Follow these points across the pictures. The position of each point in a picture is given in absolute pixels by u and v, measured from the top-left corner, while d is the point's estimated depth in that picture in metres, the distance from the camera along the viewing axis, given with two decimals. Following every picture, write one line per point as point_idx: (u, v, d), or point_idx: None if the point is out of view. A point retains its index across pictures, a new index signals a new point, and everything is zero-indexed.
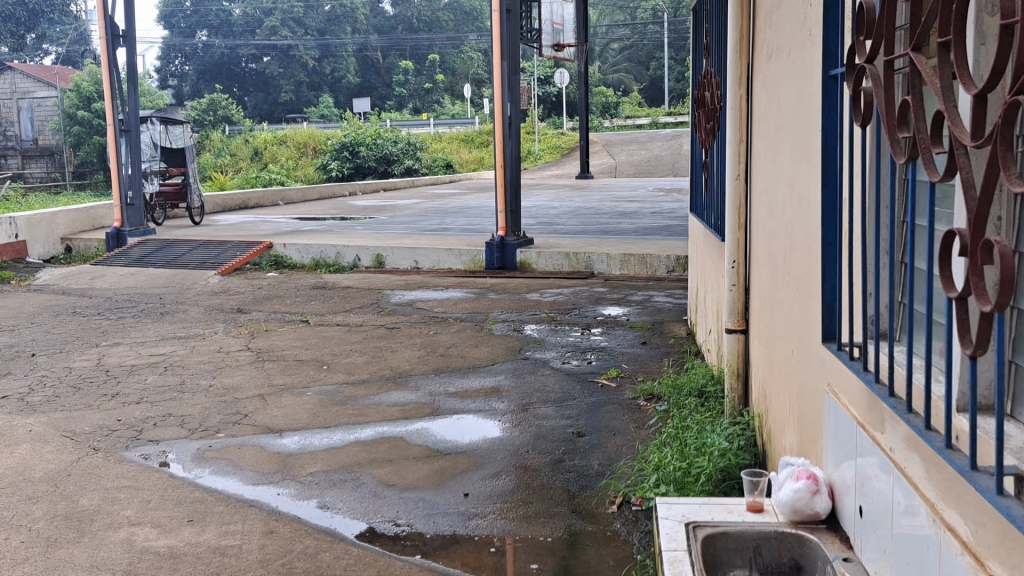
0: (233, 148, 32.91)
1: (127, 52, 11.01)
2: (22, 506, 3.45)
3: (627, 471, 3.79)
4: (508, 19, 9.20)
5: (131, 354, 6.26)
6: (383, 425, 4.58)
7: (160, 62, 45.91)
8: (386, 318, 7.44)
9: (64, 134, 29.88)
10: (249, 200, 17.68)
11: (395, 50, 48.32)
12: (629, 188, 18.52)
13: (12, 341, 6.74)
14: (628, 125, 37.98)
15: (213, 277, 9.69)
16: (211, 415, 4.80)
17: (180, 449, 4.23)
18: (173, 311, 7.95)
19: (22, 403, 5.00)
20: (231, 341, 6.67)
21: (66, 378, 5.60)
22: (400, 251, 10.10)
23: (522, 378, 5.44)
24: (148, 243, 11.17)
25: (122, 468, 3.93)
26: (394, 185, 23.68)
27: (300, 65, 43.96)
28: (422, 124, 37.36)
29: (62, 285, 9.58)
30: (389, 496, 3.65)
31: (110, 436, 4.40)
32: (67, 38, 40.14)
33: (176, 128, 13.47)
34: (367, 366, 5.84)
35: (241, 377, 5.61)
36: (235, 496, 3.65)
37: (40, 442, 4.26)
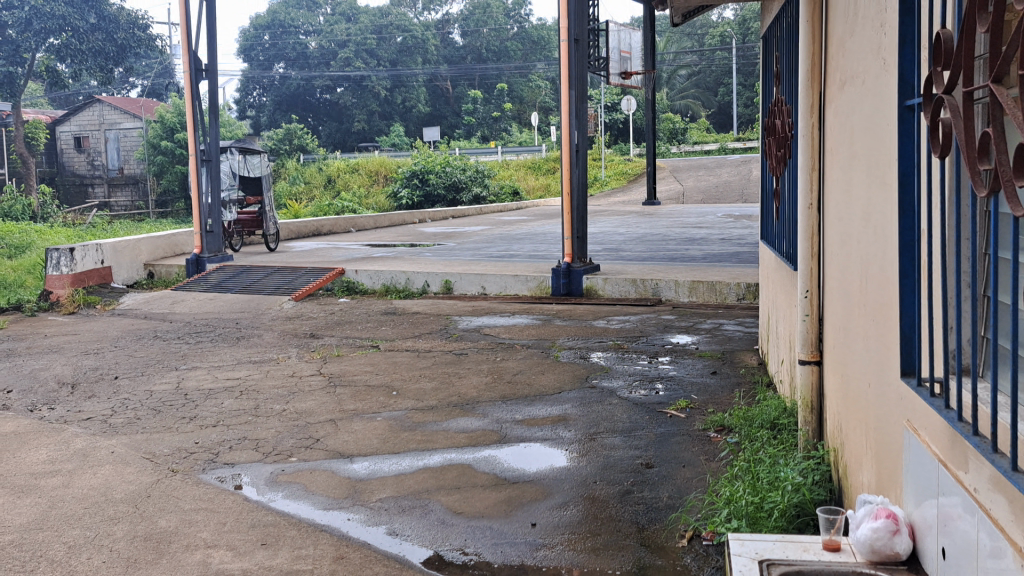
0: (307, 176, 33.69)
1: (209, 84, 11.36)
2: (104, 526, 3.56)
3: (698, 504, 3.74)
4: (576, 49, 9.35)
5: (209, 378, 6.41)
6: (451, 451, 4.61)
7: (240, 94, 47.45)
8: (454, 344, 7.49)
9: (149, 163, 30.86)
10: (323, 227, 18.03)
11: (465, 80, 48.82)
12: (697, 214, 18.39)
13: (98, 364, 6.98)
14: (697, 151, 37.74)
15: (287, 302, 9.91)
16: (284, 439, 4.90)
17: (254, 472, 4.33)
18: (249, 337, 8.13)
19: (106, 425, 5.18)
20: (304, 365, 6.79)
21: (147, 401, 5.77)
22: (468, 277, 10.18)
23: (589, 407, 5.41)
24: (226, 268, 11.47)
25: (199, 490, 4.03)
26: (462, 212, 23.91)
27: (373, 95, 44.88)
28: (490, 152, 37.63)
29: (144, 310, 9.90)
30: (457, 524, 3.66)
31: (188, 458, 4.52)
32: (152, 72, 41.86)
33: (254, 158, 13.69)
34: (436, 392, 5.89)
35: (314, 402, 5.71)
36: (306, 521, 3.71)
37: (121, 464, 4.39)
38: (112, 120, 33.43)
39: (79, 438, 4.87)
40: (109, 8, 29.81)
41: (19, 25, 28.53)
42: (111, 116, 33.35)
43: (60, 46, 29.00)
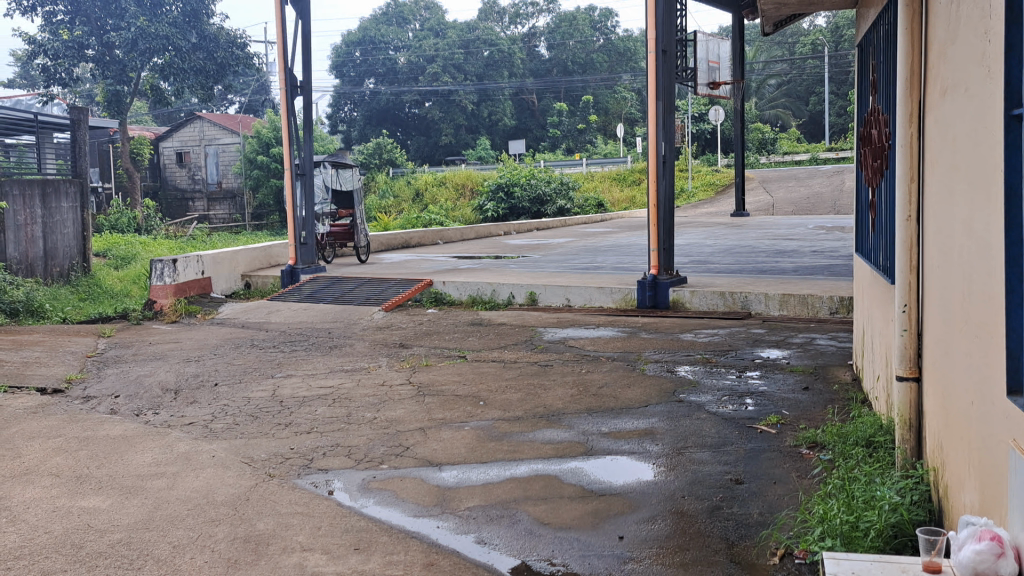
0: (396, 190, 34.22)
1: (304, 100, 11.72)
2: (206, 527, 3.71)
3: (790, 522, 3.67)
4: (664, 60, 9.32)
5: (303, 386, 6.59)
6: (538, 462, 4.64)
7: (331, 109, 48.75)
8: (539, 356, 7.53)
9: (246, 177, 31.92)
10: (411, 239, 18.33)
11: (550, 93, 49.05)
12: (787, 226, 18.01)
13: (199, 371, 7.25)
14: (787, 162, 37.04)
15: (377, 313, 10.12)
16: (375, 446, 5.01)
17: (347, 479, 4.43)
18: (340, 346, 8.33)
19: (207, 430, 5.38)
20: (393, 375, 6.92)
21: (245, 407, 5.97)
22: (553, 289, 10.20)
23: (677, 421, 5.37)
24: (319, 279, 11.77)
25: (294, 495, 4.15)
26: (547, 224, 23.98)
27: (460, 109, 45.43)
28: (575, 164, 37.59)
29: (241, 319, 10.25)
30: (545, 534, 3.68)
31: (284, 463, 4.67)
32: (249, 90, 43.36)
33: (346, 172, 13.96)
34: (522, 403, 5.92)
35: (403, 410, 5.81)
36: (397, 527, 3.78)
37: (222, 467, 4.56)
38: (212, 136, 34.58)
39: (182, 442, 5.07)
40: (209, 27, 30.88)
41: (125, 44, 29.27)
42: (210, 132, 34.55)
43: (163, 66, 29.89)
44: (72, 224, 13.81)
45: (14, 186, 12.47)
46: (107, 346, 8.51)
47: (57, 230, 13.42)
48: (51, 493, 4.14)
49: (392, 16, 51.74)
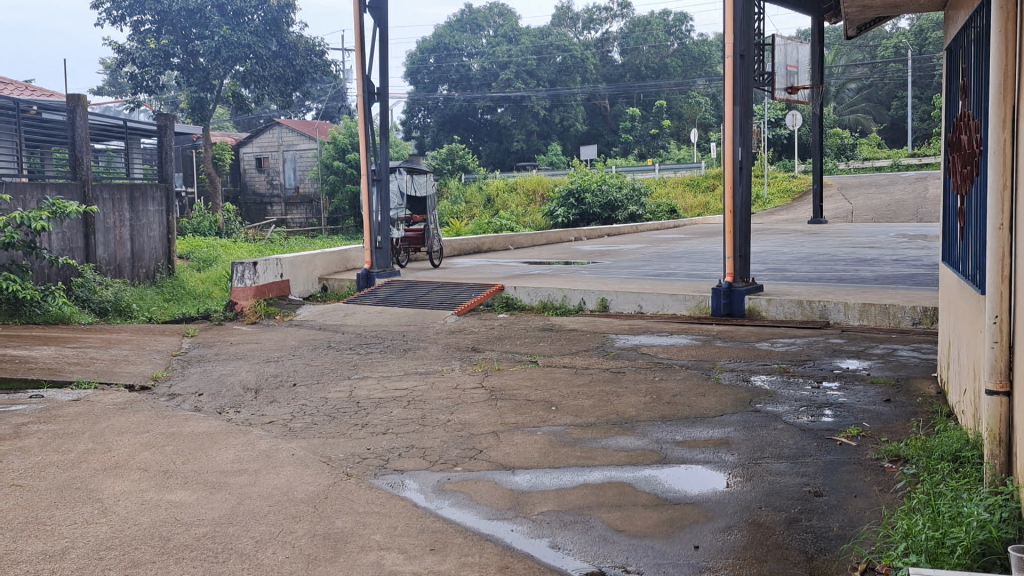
0: (468, 196, 34.37)
1: (381, 107, 11.91)
2: (287, 523, 3.79)
3: (872, 537, 3.58)
4: (742, 65, 9.20)
5: (378, 388, 6.69)
6: (612, 469, 4.63)
7: (406, 115, 49.64)
8: (612, 362, 7.50)
9: (322, 183, 32.55)
10: (483, 244, 18.45)
11: (623, 98, 47.93)
12: (867, 234, 17.57)
13: (278, 371, 7.42)
14: (866, 168, 36.22)
15: (450, 316, 10.22)
16: (449, 448, 5.05)
17: (422, 480, 4.49)
18: (414, 349, 8.43)
19: (286, 429, 5.50)
20: (467, 378, 6.98)
21: (323, 407, 6.08)
22: (625, 295, 10.15)
23: (753, 431, 5.29)
24: (393, 283, 11.93)
25: (372, 495, 4.22)
26: (618, 230, 23.90)
27: (532, 115, 45.54)
28: (647, 169, 37.28)
29: (318, 321, 10.45)
30: (619, 541, 3.66)
31: (361, 463, 4.74)
32: (326, 96, 44.25)
33: (421, 177, 14.29)
34: (595, 409, 5.90)
35: (477, 414, 5.85)
36: (472, 529, 3.81)
37: (301, 466, 4.66)
38: (290, 142, 35.30)
39: (262, 440, 5.19)
40: (289, 35, 31.53)
41: (208, 53, 30.02)
42: (288, 138, 35.26)
43: (245, 73, 30.83)
44: (157, 227, 14.29)
45: (104, 189, 12.86)
46: (191, 346, 8.76)
47: (144, 232, 13.90)
48: (139, 487, 4.28)
49: (466, 23, 52.22)
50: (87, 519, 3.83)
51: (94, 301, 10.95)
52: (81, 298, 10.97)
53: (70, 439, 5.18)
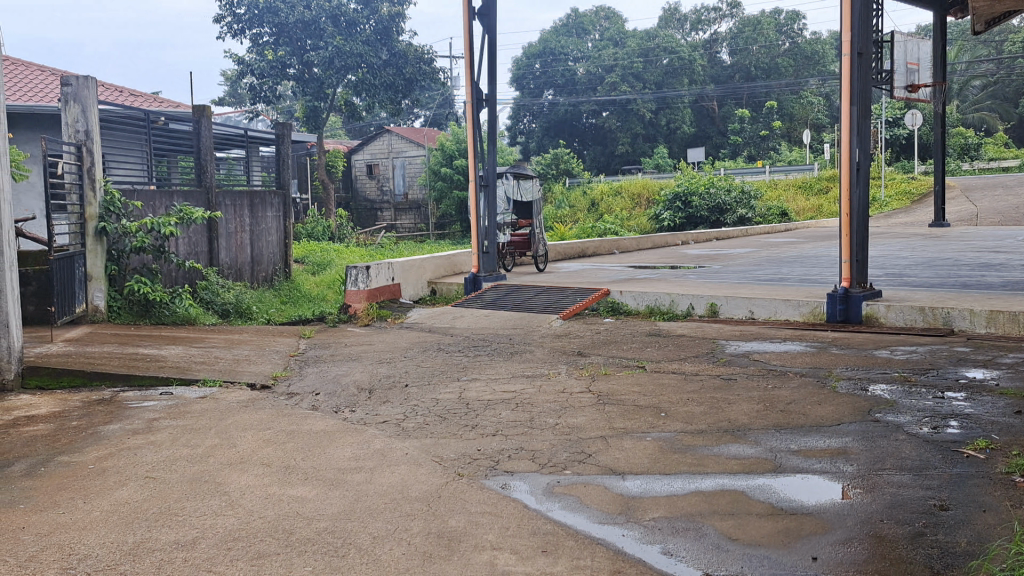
0: (572, 200, 34.36)
1: (489, 113, 12.03)
2: (402, 521, 3.88)
3: (1004, 553, 3.40)
4: (860, 63, 8.92)
5: (487, 390, 6.77)
6: (724, 477, 4.55)
7: (511, 121, 50.04)
8: (722, 368, 7.39)
9: (430, 188, 33.14)
10: (588, 248, 18.43)
11: (732, 99, 47.23)
12: (996, 238, 16.74)
13: (390, 372, 7.61)
14: (992, 168, 34.59)
15: (556, 320, 10.25)
16: (559, 451, 5.07)
17: (533, 482, 4.52)
18: (521, 352, 8.49)
19: (399, 428, 5.64)
20: (574, 382, 6.98)
21: (434, 408, 6.20)
22: (735, 301, 9.96)
23: (872, 442, 5.11)
24: (500, 287, 12.03)
25: (483, 495, 4.27)
26: (727, 233, 23.47)
27: (638, 118, 45.06)
28: (756, 171, 36.45)
29: (428, 324, 10.65)
30: (733, 550, 3.61)
31: (472, 463, 4.81)
32: (434, 104, 45.07)
33: (526, 183, 14.30)
34: (705, 416, 5.82)
35: (585, 418, 5.85)
36: (583, 532, 3.82)
37: (415, 465, 4.76)
38: (399, 149, 36.06)
39: (377, 439, 5.32)
40: (398, 44, 32.21)
41: (322, 63, 30.95)
42: (398, 145, 36.05)
43: (357, 82, 31.61)
44: (275, 232, 14.85)
45: (227, 197, 13.40)
46: (308, 347, 9.05)
47: (263, 237, 14.47)
48: (263, 481, 4.46)
49: (572, 27, 52.23)
50: (216, 510, 4.01)
51: (217, 303, 11.45)
52: (206, 299, 11.48)
53: (198, 434, 5.44)
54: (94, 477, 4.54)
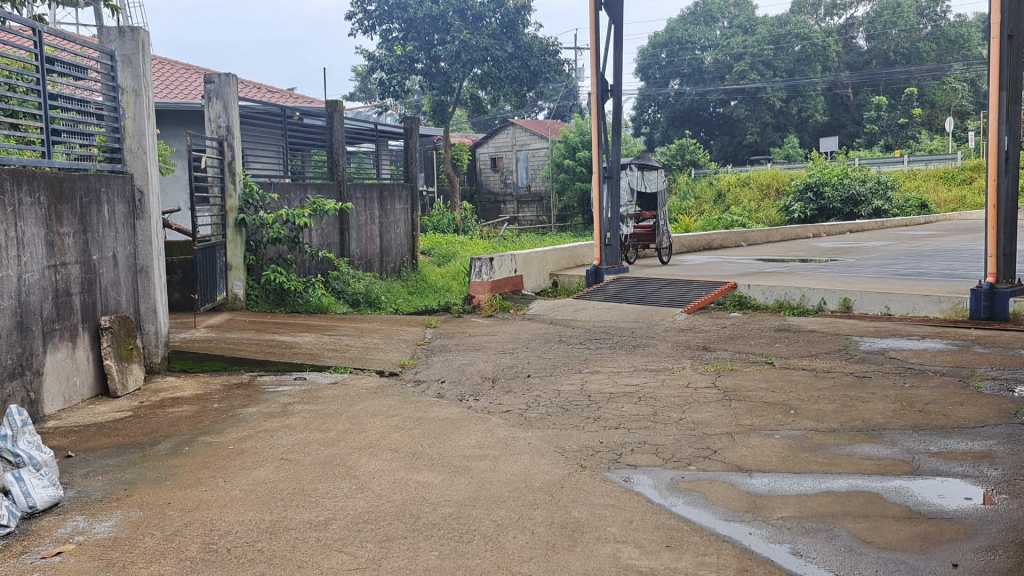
0: (698, 191, 33.63)
1: (614, 104, 11.94)
2: (525, 510, 3.90)
3: None
4: (1010, 46, 8.39)
5: (610, 383, 6.73)
6: (856, 477, 4.37)
7: (636, 111, 49.47)
8: (856, 366, 7.09)
9: (553, 181, 33.24)
10: (714, 241, 18.06)
11: (868, 86, 45.19)
12: None
13: (513, 363, 7.66)
14: None
15: (680, 314, 10.09)
16: (683, 446, 4.99)
17: (656, 476, 4.47)
18: (645, 345, 8.40)
19: (522, 418, 5.68)
20: (699, 377, 6.85)
21: (556, 399, 6.21)
22: (869, 296, 9.55)
23: (1019, 446, 4.80)
24: (623, 280, 11.94)
25: (606, 487, 4.25)
26: (862, 225, 22.52)
27: (768, 107, 43.59)
28: (894, 161, 34.74)
29: (550, 316, 10.67)
30: (866, 552, 3.46)
31: (594, 456, 4.79)
32: (559, 96, 45.00)
33: (651, 173, 14.06)
34: (837, 415, 5.61)
35: (710, 414, 5.73)
36: (708, 529, 3.74)
37: (537, 455, 4.78)
38: (523, 141, 36.22)
39: (500, 428, 5.38)
40: (524, 36, 32.33)
41: (449, 57, 31.43)
42: (522, 138, 36.19)
43: (483, 75, 31.84)
44: (403, 224, 15.29)
45: (358, 189, 13.80)
46: (433, 336, 9.23)
47: (391, 230, 14.89)
48: (392, 466, 4.57)
49: (699, 15, 51.13)
50: (346, 493, 4.15)
51: (347, 293, 11.86)
52: (337, 289, 11.90)
53: (330, 419, 5.63)
54: (233, 458, 4.76)
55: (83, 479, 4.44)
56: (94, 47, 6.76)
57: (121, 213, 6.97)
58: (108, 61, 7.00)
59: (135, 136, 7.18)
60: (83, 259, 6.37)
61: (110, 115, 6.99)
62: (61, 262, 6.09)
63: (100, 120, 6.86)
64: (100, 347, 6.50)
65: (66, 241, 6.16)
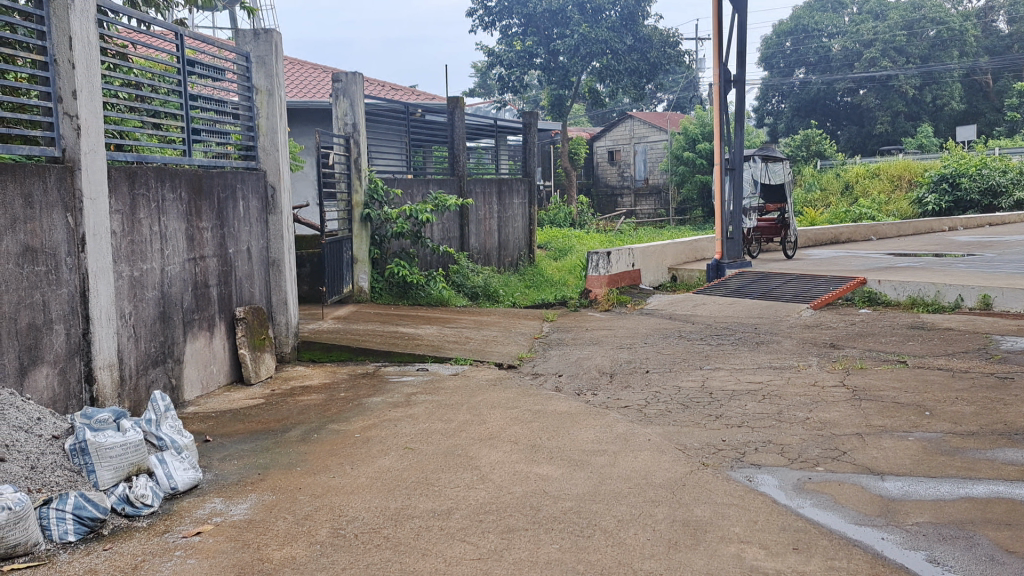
0: (824, 182, 32.46)
1: (737, 94, 11.65)
2: (647, 507, 3.86)
3: None
4: None
5: (732, 380, 6.58)
6: (998, 483, 4.13)
7: (758, 102, 48.17)
8: (996, 366, 6.71)
9: (672, 173, 32.47)
10: (842, 234, 17.44)
11: (1011, 71, 42.59)
12: None
13: (632, 358, 7.59)
14: None
15: (806, 310, 9.76)
16: (810, 447, 4.83)
17: (782, 476, 4.34)
18: (769, 342, 8.17)
19: (641, 414, 5.62)
20: (826, 375, 6.63)
21: (676, 396, 6.11)
22: (1012, 293, 9.00)
23: None
24: (745, 275, 11.65)
25: (730, 486, 4.17)
26: (1003, 218, 21.41)
27: (900, 95, 41.19)
28: None
29: (669, 310, 10.51)
30: (1009, 562, 3.27)
31: (717, 454, 4.70)
32: (679, 87, 44.29)
33: (775, 166, 13.67)
34: (977, 417, 5.31)
35: (839, 413, 5.53)
36: (838, 532, 3.61)
37: (658, 452, 4.72)
38: (642, 134, 35.81)
39: (620, 423, 5.34)
40: (644, 28, 31.90)
41: (568, 51, 31.21)
42: (641, 130, 35.79)
43: (601, 68, 31.59)
44: (521, 219, 15.41)
45: (477, 184, 13.93)
46: (551, 330, 9.25)
47: (510, 224, 15.02)
48: (512, 458, 4.60)
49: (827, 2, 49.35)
50: (468, 483, 4.20)
51: (467, 286, 12.02)
52: (457, 283, 12.07)
53: (451, 409, 5.71)
54: (359, 446, 4.89)
55: (221, 462, 4.66)
56: (231, 49, 7.06)
57: (255, 208, 7.28)
58: (243, 62, 7.29)
59: (268, 134, 7.46)
60: (220, 253, 6.67)
61: (245, 114, 7.30)
62: (200, 255, 6.40)
63: (236, 119, 7.17)
64: (236, 337, 6.81)
65: (205, 234, 6.46)
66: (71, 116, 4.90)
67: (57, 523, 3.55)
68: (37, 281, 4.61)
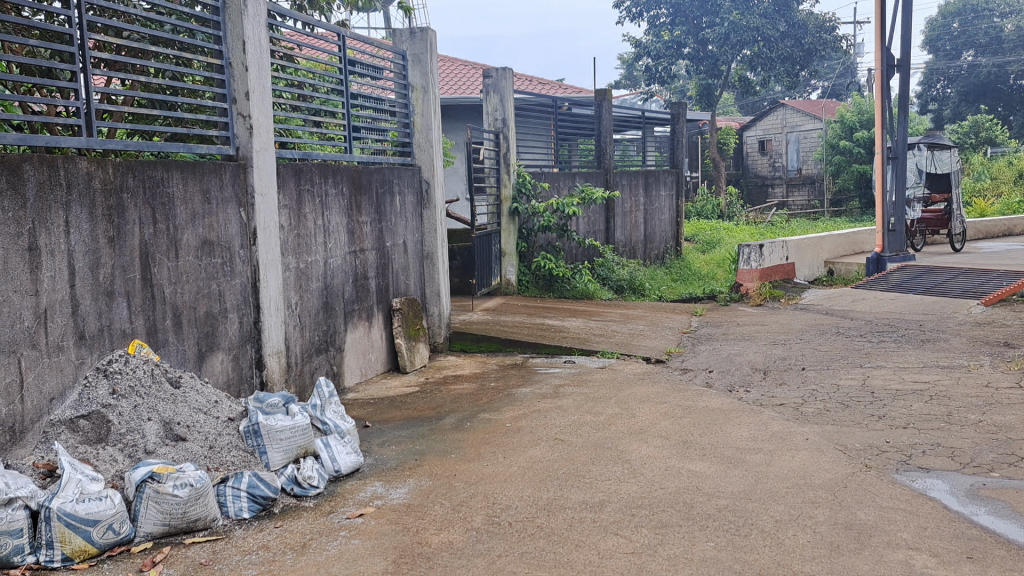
0: (994, 171, 30.39)
1: (901, 80, 11.05)
2: (807, 508, 3.73)
3: None
4: None
5: (895, 379, 6.28)
6: None
7: (923, 87, 45.33)
8: None
9: (828, 163, 31.01)
10: (1016, 226, 16.28)
11: None
12: None
13: (786, 354, 7.34)
14: None
15: (977, 306, 9.18)
16: (983, 451, 4.54)
17: (953, 481, 4.10)
18: (935, 340, 7.74)
19: (798, 412, 5.44)
20: (1000, 376, 6.21)
21: (835, 395, 5.88)
22: None
23: None
24: (908, 268, 11.07)
25: (896, 490, 3.97)
26: None
27: None
28: None
29: (826, 306, 10.13)
30: None
31: (881, 456, 4.49)
32: (835, 73, 42.56)
33: (943, 154, 12.82)
34: None
35: (1016, 416, 5.17)
36: (1016, 542, 3.38)
37: (817, 452, 4.55)
38: (795, 123, 34.69)
39: (775, 421, 5.18)
40: (798, 14, 30.75)
41: (717, 39, 30.43)
42: (793, 119, 34.68)
43: (752, 57, 30.57)
44: (668, 211, 15.25)
45: (624, 177, 13.86)
46: (701, 324, 9.08)
47: (656, 216, 14.86)
48: (663, 453, 4.55)
49: None
50: (620, 477, 4.18)
51: (612, 279, 11.96)
52: (603, 275, 12.04)
53: (600, 402, 5.71)
54: (511, 435, 4.96)
55: (380, 448, 4.82)
56: (388, 49, 7.27)
57: (411, 203, 7.49)
58: (400, 61, 7.50)
59: (423, 131, 7.65)
60: (378, 246, 6.91)
61: (401, 112, 7.50)
62: (360, 248, 6.65)
63: (393, 117, 7.39)
64: (392, 327, 7.03)
65: (364, 228, 6.71)
66: (244, 116, 5.19)
67: (232, 500, 3.79)
68: (214, 272, 4.91)
